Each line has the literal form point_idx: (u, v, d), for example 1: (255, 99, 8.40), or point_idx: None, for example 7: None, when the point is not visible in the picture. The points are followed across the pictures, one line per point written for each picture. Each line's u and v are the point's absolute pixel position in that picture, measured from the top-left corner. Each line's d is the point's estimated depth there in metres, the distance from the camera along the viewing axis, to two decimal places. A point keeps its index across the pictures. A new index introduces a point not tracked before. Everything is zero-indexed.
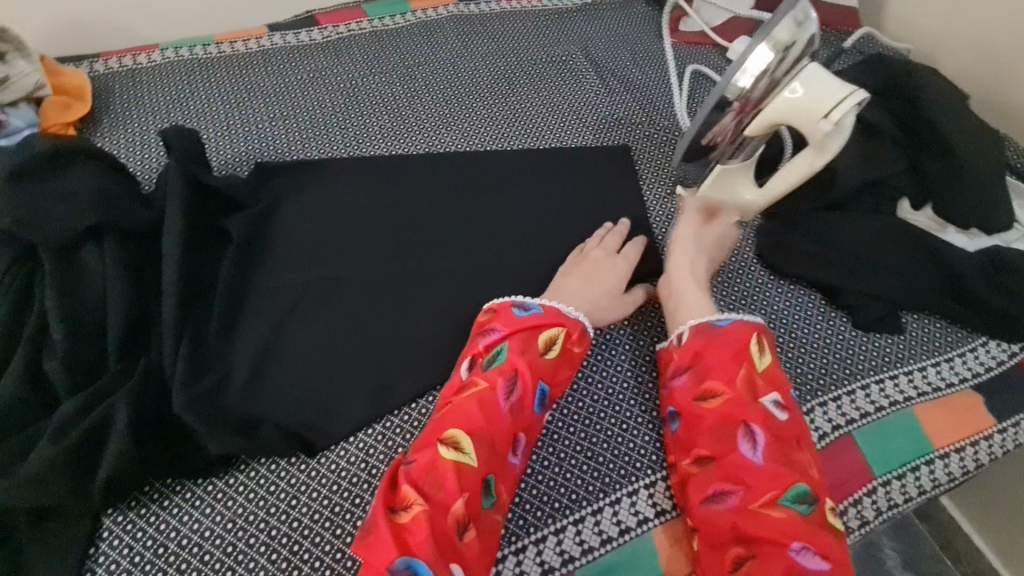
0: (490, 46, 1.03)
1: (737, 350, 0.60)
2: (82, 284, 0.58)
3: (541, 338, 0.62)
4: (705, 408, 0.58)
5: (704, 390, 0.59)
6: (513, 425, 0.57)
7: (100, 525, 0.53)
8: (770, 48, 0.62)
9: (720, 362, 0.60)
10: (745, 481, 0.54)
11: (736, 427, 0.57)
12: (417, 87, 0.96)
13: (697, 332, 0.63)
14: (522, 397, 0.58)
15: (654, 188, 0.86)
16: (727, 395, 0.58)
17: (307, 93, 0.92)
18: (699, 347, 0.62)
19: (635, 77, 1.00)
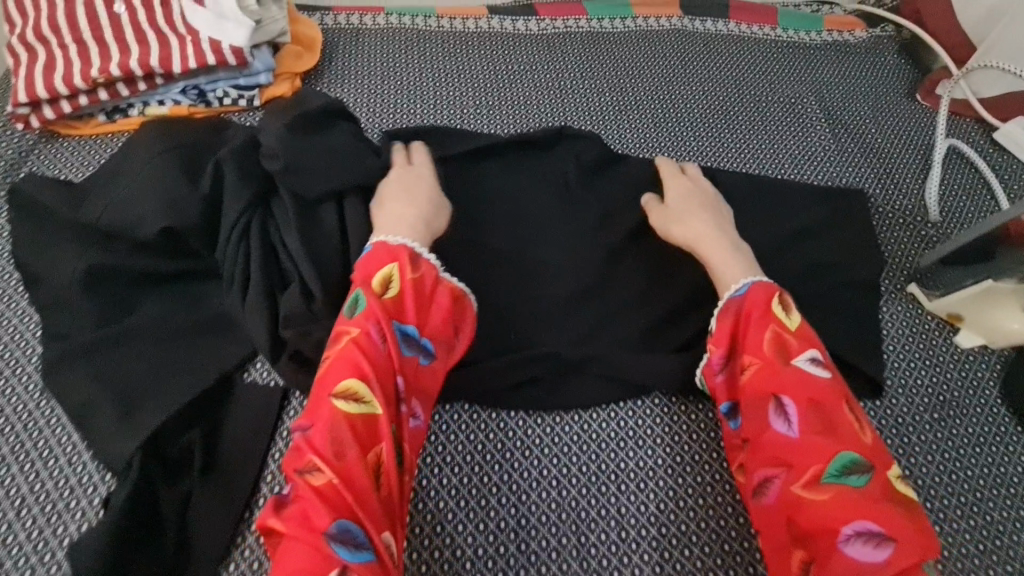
0: (710, 71, 0.94)
1: (398, 248, 0.56)
2: (293, 244, 0.58)
3: (376, 279, 0.54)
4: (750, 400, 0.53)
5: (387, 282, 0.54)
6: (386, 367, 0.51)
7: (259, 489, 0.52)
8: None
9: (755, 333, 0.55)
10: (793, 464, 0.49)
11: (769, 403, 0.52)
12: (626, 101, 0.89)
13: (721, 313, 0.59)
14: (388, 342, 0.52)
15: (893, 280, 0.71)
16: (757, 368, 0.54)
17: (515, 85, 0.89)
18: (371, 259, 0.55)
19: (875, 140, 0.86)
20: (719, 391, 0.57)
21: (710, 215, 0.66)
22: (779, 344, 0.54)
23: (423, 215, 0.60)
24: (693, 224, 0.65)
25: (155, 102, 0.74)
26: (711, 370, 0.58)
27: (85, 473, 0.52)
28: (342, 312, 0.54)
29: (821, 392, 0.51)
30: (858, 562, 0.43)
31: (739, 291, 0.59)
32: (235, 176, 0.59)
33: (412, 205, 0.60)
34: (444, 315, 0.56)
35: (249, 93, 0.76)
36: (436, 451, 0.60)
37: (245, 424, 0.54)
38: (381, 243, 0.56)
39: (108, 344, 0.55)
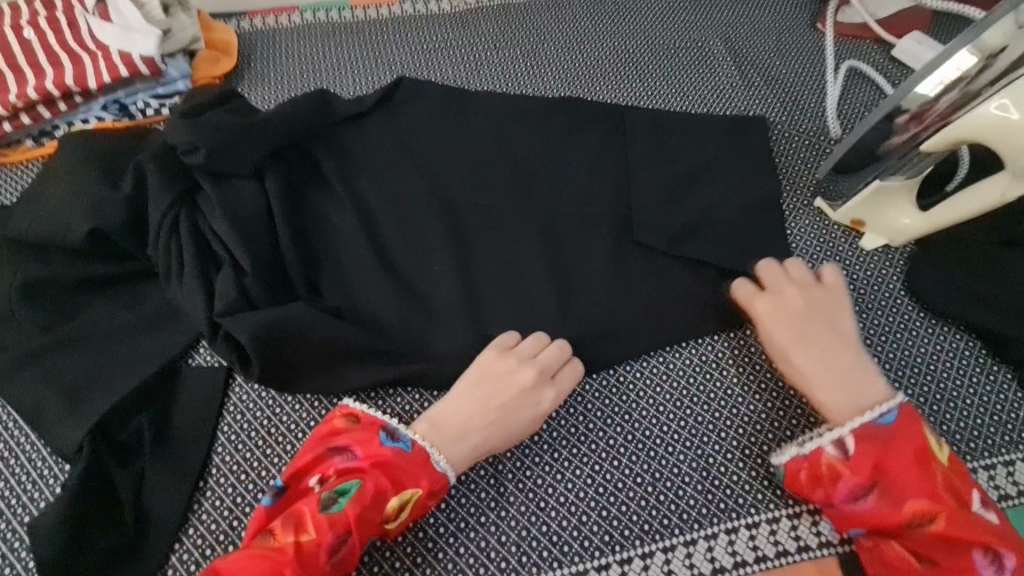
0: (619, 27, 0.97)
1: (418, 464, 0.55)
2: (219, 231, 0.61)
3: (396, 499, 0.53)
4: (920, 504, 0.51)
5: (391, 511, 0.53)
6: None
7: (210, 459, 0.56)
8: (971, 54, 0.56)
9: (908, 472, 0.53)
10: (976, 568, 0.50)
11: (966, 548, 0.50)
12: (540, 64, 0.92)
13: (863, 433, 0.55)
14: (347, 553, 0.51)
15: (793, 198, 0.76)
16: (942, 516, 0.51)
17: (431, 63, 0.91)
18: (392, 467, 0.54)
19: (779, 71, 0.90)
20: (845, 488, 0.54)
21: (834, 332, 0.62)
22: (939, 459, 0.53)
23: (492, 423, 0.60)
24: (802, 353, 0.61)
25: (77, 120, 0.76)
26: (846, 458, 0.55)
27: (45, 466, 0.55)
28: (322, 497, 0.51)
29: (996, 531, 0.51)
30: None
31: (847, 439, 0.55)
32: (152, 175, 0.62)
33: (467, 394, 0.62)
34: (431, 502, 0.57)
35: (168, 101, 0.78)
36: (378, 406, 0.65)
37: (194, 403, 0.58)
38: (419, 445, 0.56)
39: (54, 347, 0.59)
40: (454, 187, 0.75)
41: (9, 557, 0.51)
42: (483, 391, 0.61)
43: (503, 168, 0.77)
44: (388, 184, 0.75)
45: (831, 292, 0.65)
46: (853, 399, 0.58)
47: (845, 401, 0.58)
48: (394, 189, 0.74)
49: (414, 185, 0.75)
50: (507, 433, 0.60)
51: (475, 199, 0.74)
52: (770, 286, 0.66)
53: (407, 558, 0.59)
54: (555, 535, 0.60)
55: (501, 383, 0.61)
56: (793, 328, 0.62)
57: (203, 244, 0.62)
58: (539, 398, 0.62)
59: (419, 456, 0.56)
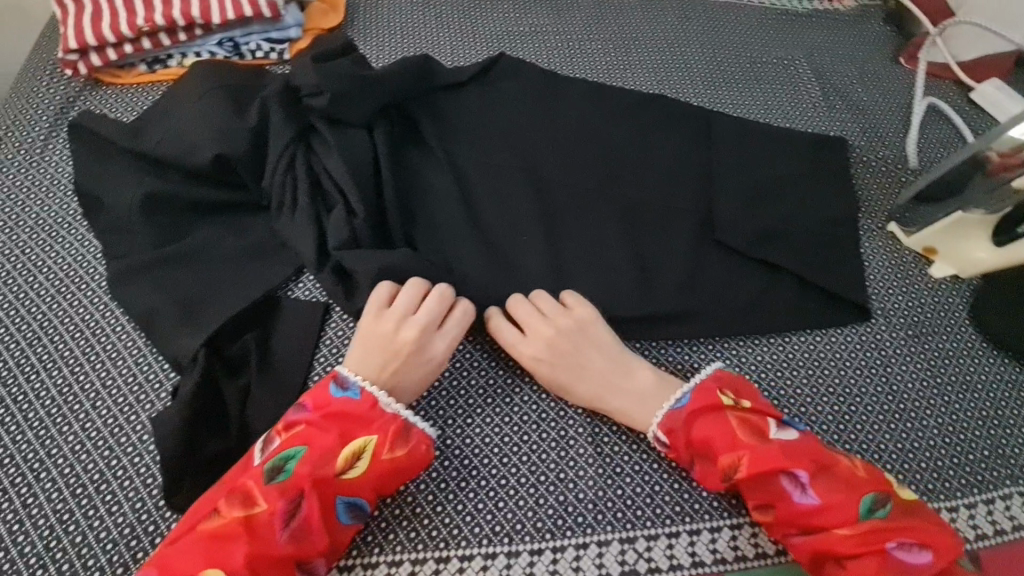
0: (710, 36, 1.00)
1: (365, 410, 0.54)
2: (334, 172, 0.64)
3: (343, 450, 0.52)
4: (728, 460, 0.54)
5: (344, 460, 0.51)
6: (299, 547, 0.48)
7: (306, 386, 0.59)
8: None
9: (716, 433, 0.55)
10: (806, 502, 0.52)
11: (778, 480, 0.53)
12: (631, 60, 0.95)
13: (671, 425, 0.57)
14: (308, 514, 0.49)
15: (870, 219, 0.79)
16: (743, 462, 0.54)
17: (527, 44, 0.94)
18: (332, 413, 0.53)
19: (861, 98, 0.93)
20: (709, 478, 0.56)
21: (577, 353, 0.62)
22: (733, 423, 0.56)
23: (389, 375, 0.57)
24: (579, 382, 0.61)
25: (193, 52, 0.79)
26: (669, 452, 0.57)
27: (152, 372, 0.57)
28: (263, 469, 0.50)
29: (774, 452, 0.54)
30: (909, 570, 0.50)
31: (659, 436, 0.58)
32: (277, 112, 0.65)
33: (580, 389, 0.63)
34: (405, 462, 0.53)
35: (281, 46, 0.81)
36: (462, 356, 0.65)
37: (294, 331, 0.61)
38: (369, 392, 0.55)
39: (168, 262, 0.61)
40: (546, 162, 0.78)
41: (115, 451, 0.54)
42: (367, 348, 0.57)
43: (593, 152, 0.80)
44: (483, 152, 0.77)
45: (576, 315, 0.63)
46: (644, 406, 0.59)
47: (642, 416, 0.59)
48: (489, 157, 0.77)
49: (508, 156, 0.77)
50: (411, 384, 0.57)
51: (566, 177, 0.77)
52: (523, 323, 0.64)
53: (479, 502, 0.57)
54: (629, 499, 0.58)
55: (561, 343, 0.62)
56: (551, 351, 0.62)
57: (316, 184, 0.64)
58: (429, 351, 0.58)
59: (366, 403, 0.54)
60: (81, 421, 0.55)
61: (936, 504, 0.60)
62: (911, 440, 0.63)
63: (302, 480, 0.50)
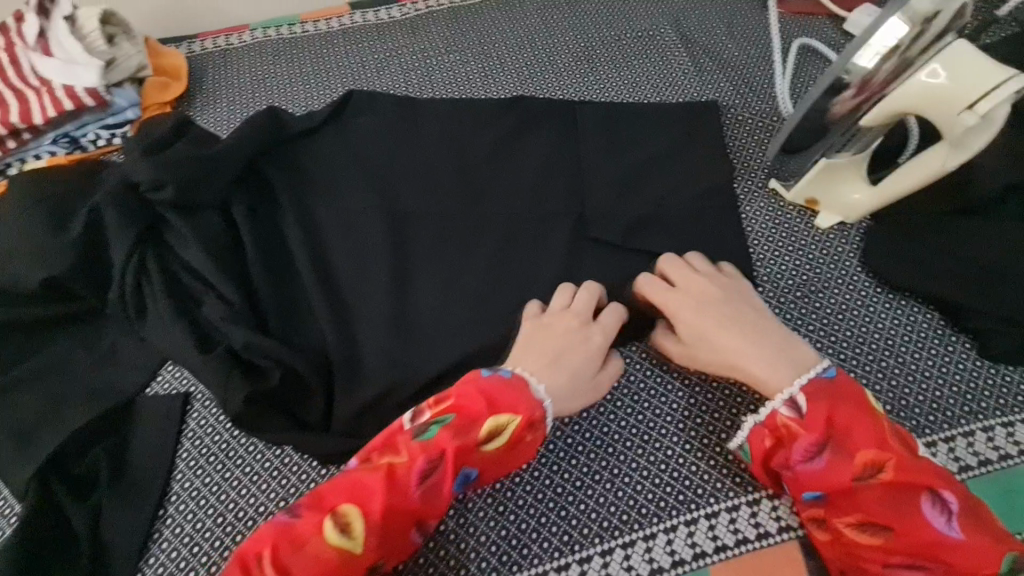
0: (571, 21, 0.96)
1: (512, 389, 0.55)
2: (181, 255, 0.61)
3: (486, 424, 0.53)
4: (872, 452, 0.50)
5: (485, 434, 0.53)
6: (427, 508, 0.51)
7: (170, 487, 0.56)
8: (905, 20, 0.52)
9: (858, 422, 0.52)
10: (928, 518, 0.49)
11: (916, 494, 0.49)
12: (492, 65, 0.92)
13: (814, 394, 0.54)
14: (440, 482, 0.51)
15: (748, 181, 0.76)
16: (888, 460, 0.50)
17: (382, 71, 0.91)
18: (484, 393, 0.54)
19: (732, 55, 0.90)
20: (833, 472, 0.51)
21: (731, 309, 0.61)
22: (883, 423, 0.52)
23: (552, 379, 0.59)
24: (719, 332, 0.60)
25: (31, 157, 0.77)
26: (799, 419, 0.53)
27: (5, 505, 0.56)
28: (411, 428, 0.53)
29: (919, 466, 0.50)
30: None
31: (797, 397, 0.55)
32: (98, 209, 0.63)
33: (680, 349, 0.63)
34: (527, 446, 0.56)
35: (119, 130, 0.79)
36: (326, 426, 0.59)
37: (152, 431, 0.59)
38: (518, 374, 0.57)
39: (11, 386, 0.59)
40: (406, 195, 0.75)
41: None
42: (530, 343, 0.61)
43: (454, 173, 0.77)
44: (339, 197, 0.74)
45: (735, 284, 0.64)
46: (788, 369, 0.56)
47: (786, 375, 0.56)
48: (345, 202, 0.74)
49: (365, 196, 0.74)
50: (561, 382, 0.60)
51: (427, 206, 0.74)
52: (675, 280, 0.64)
53: None
54: (591, 512, 0.59)
55: (709, 304, 0.61)
56: (699, 309, 0.61)
57: (148, 272, 0.61)
58: (589, 336, 0.61)
59: (516, 380, 0.56)
60: None
61: None
62: None
63: (443, 448, 0.51)
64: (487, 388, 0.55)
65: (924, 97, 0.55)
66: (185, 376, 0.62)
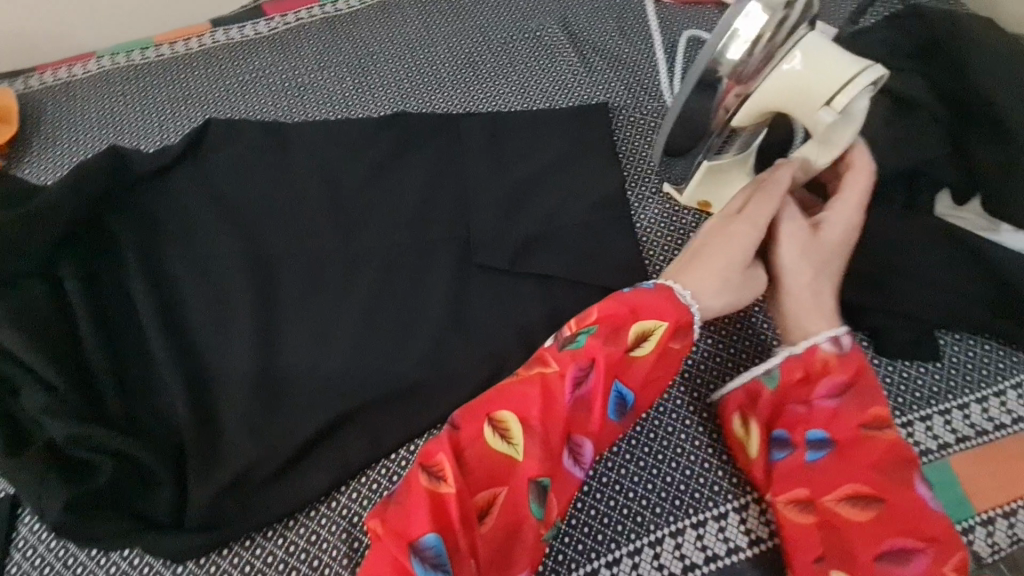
0: (456, 26, 0.91)
1: (665, 303, 0.54)
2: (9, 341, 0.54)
3: (633, 332, 0.53)
4: (883, 408, 0.52)
5: (637, 340, 0.53)
6: (578, 420, 0.51)
7: None
8: (765, 9, 0.47)
9: (872, 382, 0.53)
10: (917, 489, 0.49)
11: (911, 465, 0.50)
12: (371, 79, 0.85)
13: (849, 341, 0.54)
14: (593, 396, 0.51)
15: (639, 187, 0.72)
16: (890, 422, 0.51)
17: (248, 95, 0.83)
18: (627, 302, 0.53)
19: (622, 52, 0.86)
20: (842, 421, 0.51)
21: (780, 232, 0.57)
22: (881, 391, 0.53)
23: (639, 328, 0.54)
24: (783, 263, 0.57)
25: None
26: (839, 353, 0.53)
27: None
28: (559, 342, 0.52)
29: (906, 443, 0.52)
30: None
31: (841, 337, 0.54)
32: None
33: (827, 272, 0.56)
34: (675, 356, 0.55)
35: None
36: (181, 523, 0.53)
37: None
38: (662, 285, 0.56)
39: None
40: (275, 236, 0.68)
41: None
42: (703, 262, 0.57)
43: (326, 206, 0.70)
44: (197, 245, 0.67)
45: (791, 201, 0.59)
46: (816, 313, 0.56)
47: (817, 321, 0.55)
48: (204, 250, 0.66)
49: (226, 242, 0.67)
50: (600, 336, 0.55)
51: (298, 247, 0.67)
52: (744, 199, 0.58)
53: None
54: None
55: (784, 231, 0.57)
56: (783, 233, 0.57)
57: None
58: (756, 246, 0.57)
59: (664, 293, 0.54)
60: None
61: (737, 501, 0.56)
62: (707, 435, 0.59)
63: (597, 355, 0.51)
64: (643, 303, 0.54)
65: (784, 86, 0.52)
66: None
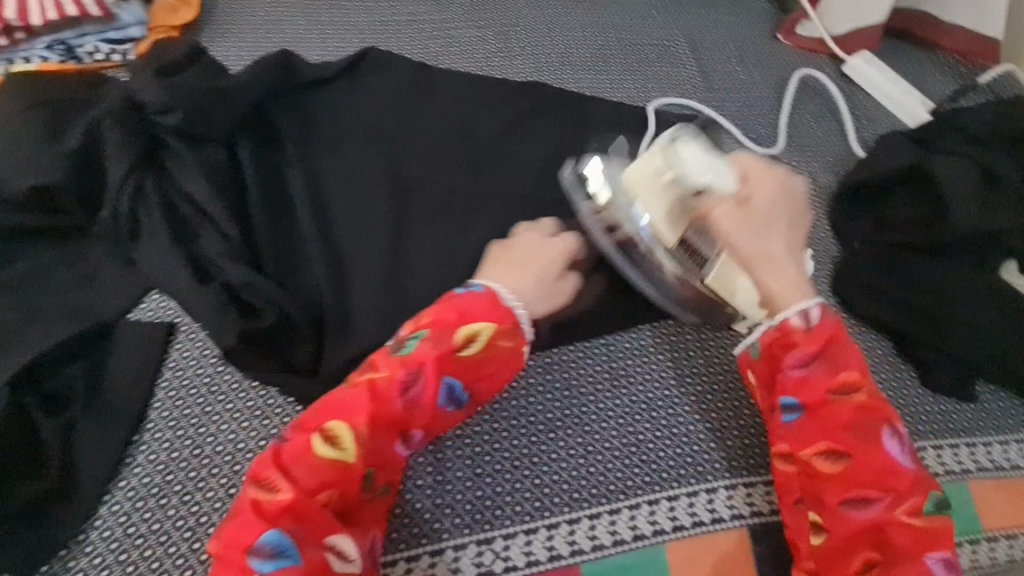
0: (591, 17, 0.98)
1: (486, 305, 0.58)
2: (198, 193, 0.61)
3: (461, 331, 0.57)
4: (855, 376, 0.56)
5: (463, 339, 0.56)
6: (410, 416, 0.54)
7: (146, 414, 0.56)
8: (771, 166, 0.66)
9: (852, 354, 0.57)
10: (887, 449, 0.54)
11: (882, 424, 0.54)
12: (511, 46, 0.93)
13: (823, 314, 0.57)
14: (423, 396, 0.55)
15: None
16: (866, 387, 0.56)
17: (400, 32, 0.90)
18: (457, 306, 0.57)
19: (739, 78, 0.94)
20: (817, 387, 0.56)
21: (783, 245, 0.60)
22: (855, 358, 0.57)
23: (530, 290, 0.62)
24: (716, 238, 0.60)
25: (20, 58, 0.73)
26: (807, 328, 0.56)
27: None
28: (390, 346, 0.56)
29: (883, 403, 0.56)
30: None
31: (810, 311, 0.57)
32: (100, 126, 0.61)
33: (796, 238, 0.60)
34: (506, 353, 0.59)
35: (122, 47, 0.75)
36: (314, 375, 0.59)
37: (133, 358, 0.57)
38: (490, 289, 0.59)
39: None
40: (416, 163, 0.76)
41: None
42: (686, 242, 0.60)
43: (464, 148, 0.78)
44: (347, 153, 0.74)
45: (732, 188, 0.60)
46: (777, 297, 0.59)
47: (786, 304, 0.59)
48: (353, 159, 0.74)
49: (374, 158, 0.75)
50: (546, 302, 0.64)
51: (435, 177, 0.75)
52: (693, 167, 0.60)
53: None
54: (563, 483, 0.62)
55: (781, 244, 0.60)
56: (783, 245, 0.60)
57: (148, 200, 0.61)
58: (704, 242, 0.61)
59: (486, 296, 0.58)
60: None
61: None
62: None
63: (424, 360, 0.55)
64: (462, 305, 0.58)
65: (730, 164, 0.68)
66: (171, 307, 0.61)
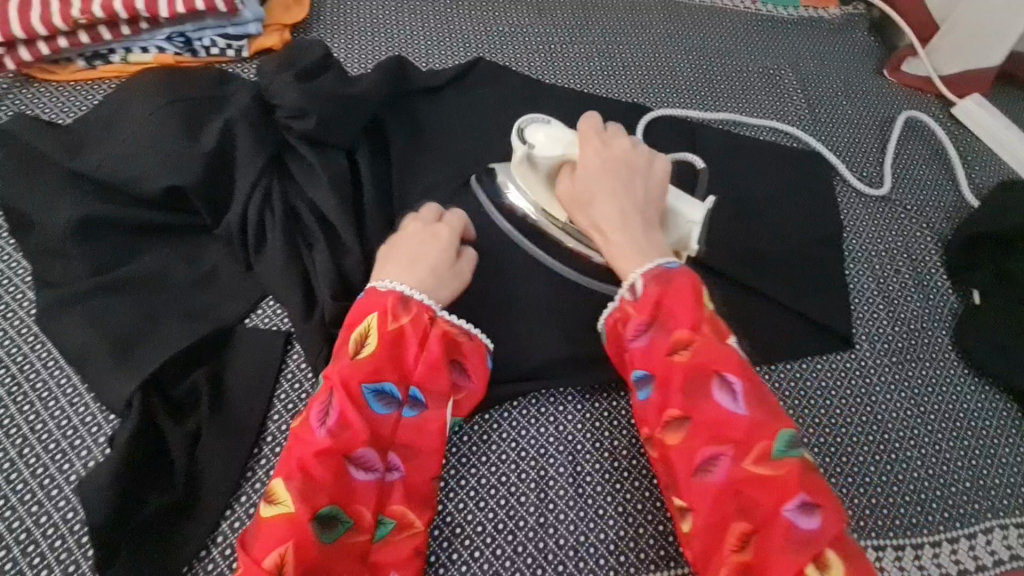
0: (693, 40, 0.96)
1: (688, 295, 0.53)
2: (323, 202, 0.60)
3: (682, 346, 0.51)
4: (683, 334, 0.51)
5: (353, 344, 0.52)
6: (745, 435, 0.48)
7: (265, 428, 0.54)
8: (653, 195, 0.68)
9: (682, 310, 0.52)
10: (715, 399, 0.50)
11: (710, 378, 0.50)
12: (614, 66, 0.90)
13: (649, 278, 0.54)
14: (735, 417, 0.49)
15: (856, 241, 0.77)
16: (695, 343, 0.51)
17: (504, 44, 0.88)
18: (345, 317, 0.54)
19: (846, 112, 0.91)
20: (652, 353, 0.52)
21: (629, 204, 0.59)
22: (708, 313, 0.53)
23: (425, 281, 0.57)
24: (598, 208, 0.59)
25: (138, 48, 0.72)
26: (636, 297, 0.54)
27: (87, 413, 0.53)
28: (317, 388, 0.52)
29: (700, 354, 0.50)
30: (799, 539, 0.45)
31: (638, 282, 0.55)
32: (231, 128, 0.59)
33: (627, 202, 0.59)
34: (431, 346, 0.54)
35: (238, 43, 0.74)
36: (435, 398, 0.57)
37: (252, 368, 0.56)
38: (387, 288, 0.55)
39: (103, 290, 0.56)
40: None
41: (46, 505, 0.50)
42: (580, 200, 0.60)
43: None
44: (459, 165, 0.72)
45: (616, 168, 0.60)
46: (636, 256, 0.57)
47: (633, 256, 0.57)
48: (465, 172, 0.72)
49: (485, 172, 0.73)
50: (450, 287, 0.58)
51: None
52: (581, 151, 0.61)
53: (473, 549, 0.56)
54: None
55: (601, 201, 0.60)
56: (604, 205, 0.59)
57: (273, 205, 0.59)
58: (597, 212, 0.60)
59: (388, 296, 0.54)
60: (6, 471, 0.51)
61: (920, 538, 0.60)
62: (899, 475, 0.63)
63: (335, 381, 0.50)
64: (669, 292, 0.53)
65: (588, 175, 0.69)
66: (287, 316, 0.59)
